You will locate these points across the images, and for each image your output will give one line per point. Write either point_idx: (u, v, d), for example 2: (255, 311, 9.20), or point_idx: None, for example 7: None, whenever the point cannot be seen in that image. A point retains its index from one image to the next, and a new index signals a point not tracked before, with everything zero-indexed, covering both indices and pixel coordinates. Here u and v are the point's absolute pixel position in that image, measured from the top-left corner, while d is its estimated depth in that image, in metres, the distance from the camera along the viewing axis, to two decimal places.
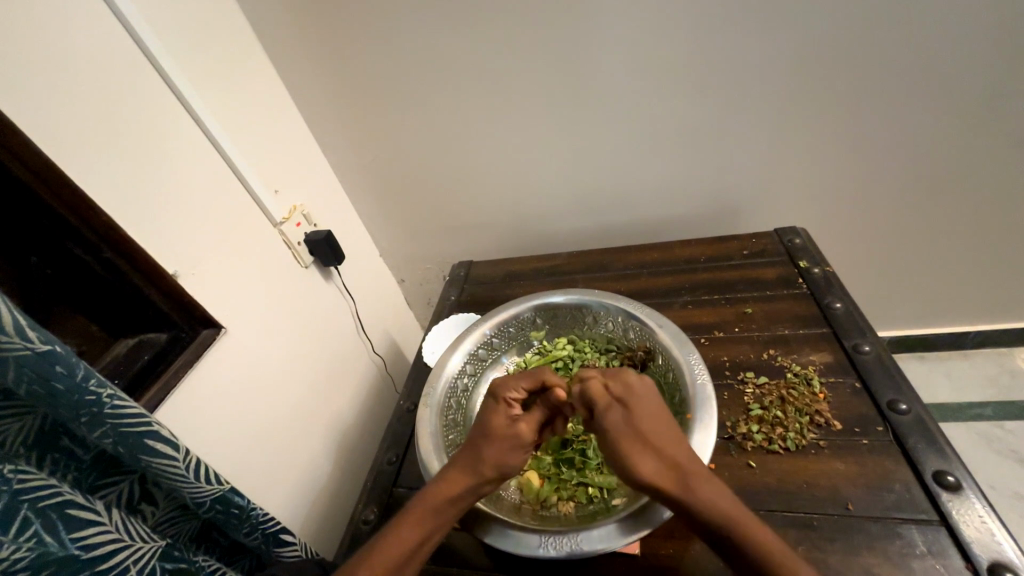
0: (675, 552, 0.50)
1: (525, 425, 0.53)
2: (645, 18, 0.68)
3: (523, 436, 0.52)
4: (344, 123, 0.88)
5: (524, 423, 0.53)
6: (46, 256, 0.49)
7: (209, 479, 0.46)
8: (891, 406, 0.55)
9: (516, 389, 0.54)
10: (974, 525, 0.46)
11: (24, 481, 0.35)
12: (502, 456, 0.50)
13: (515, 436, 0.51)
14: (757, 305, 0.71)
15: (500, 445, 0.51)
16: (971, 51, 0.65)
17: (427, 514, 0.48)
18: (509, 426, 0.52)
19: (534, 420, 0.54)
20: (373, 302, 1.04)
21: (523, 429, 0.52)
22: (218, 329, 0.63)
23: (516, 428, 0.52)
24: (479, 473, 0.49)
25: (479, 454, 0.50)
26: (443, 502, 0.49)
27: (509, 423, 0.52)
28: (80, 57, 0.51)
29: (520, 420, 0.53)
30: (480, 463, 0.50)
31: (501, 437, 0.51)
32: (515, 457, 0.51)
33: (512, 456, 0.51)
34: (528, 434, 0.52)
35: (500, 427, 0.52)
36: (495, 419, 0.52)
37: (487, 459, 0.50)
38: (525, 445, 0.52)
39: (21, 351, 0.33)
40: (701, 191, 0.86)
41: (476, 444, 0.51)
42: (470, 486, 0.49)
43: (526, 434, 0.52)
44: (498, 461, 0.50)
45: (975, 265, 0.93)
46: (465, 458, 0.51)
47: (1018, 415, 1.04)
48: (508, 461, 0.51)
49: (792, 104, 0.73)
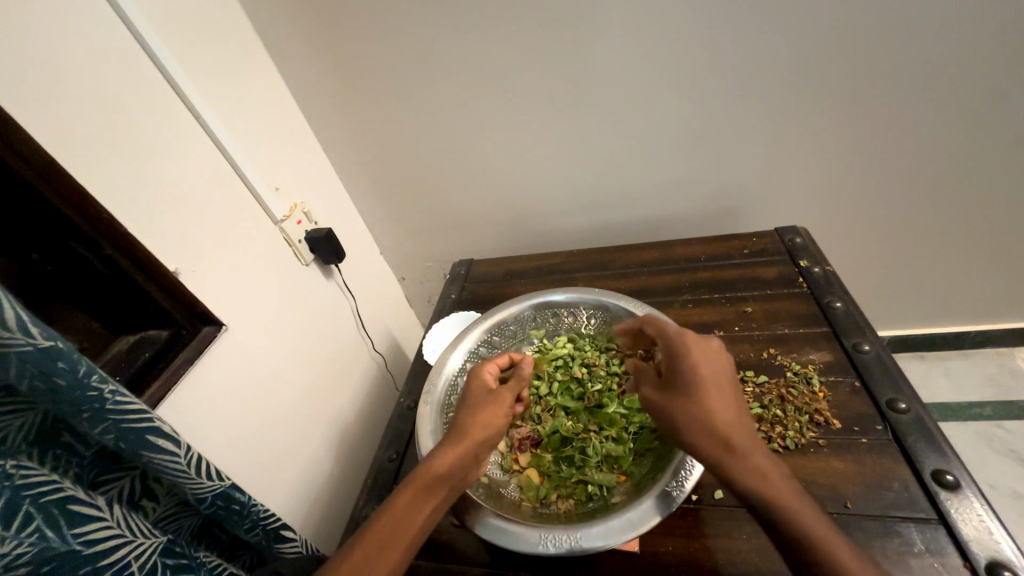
0: (675, 549, 0.51)
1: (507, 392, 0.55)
2: (646, 17, 0.68)
3: (505, 401, 0.54)
4: (345, 121, 0.88)
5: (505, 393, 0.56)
6: (46, 253, 0.50)
7: (210, 475, 0.46)
8: (890, 405, 0.55)
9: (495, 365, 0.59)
10: (972, 523, 0.46)
11: (26, 477, 0.35)
12: (489, 419, 0.52)
13: (495, 403, 0.54)
14: (757, 304, 0.71)
15: (481, 413, 0.52)
16: (973, 50, 0.65)
17: (417, 488, 0.48)
18: (491, 395, 0.55)
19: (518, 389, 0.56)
20: (374, 300, 1.04)
21: (503, 394, 0.55)
22: (219, 325, 0.63)
23: (496, 397, 0.54)
24: (465, 439, 0.50)
25: (466, 423, 0.52)
26: (433, 474, 0.48)
27: (490, 394, 0.55)
28: (83, 55, 0.51)
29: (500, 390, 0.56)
30: (468, 431, 0.51)
31: (484, 406, 0.53)
32: (500, 423, 0.53)
33: (495, 423, 0.52)
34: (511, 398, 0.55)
35: (480, 399, 0.54)
36: (477, 392, 0.55)
37: (471, 428, 0.51)
38: (507, 411, 0.54)
39: (23, 347, 0.33)
40: (701, 190, 0.86)
41: (462, 417, 0.53)
42: (461, 455, 0.49)
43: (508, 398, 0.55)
44: (485, 425, 0.51)
45: (975, 265, 0.93)
46: (452, 430, 0.52)
47: (1017, 414, 1.04)
48: (496, 425, 0.52)
49: (793, 104, 0.73)
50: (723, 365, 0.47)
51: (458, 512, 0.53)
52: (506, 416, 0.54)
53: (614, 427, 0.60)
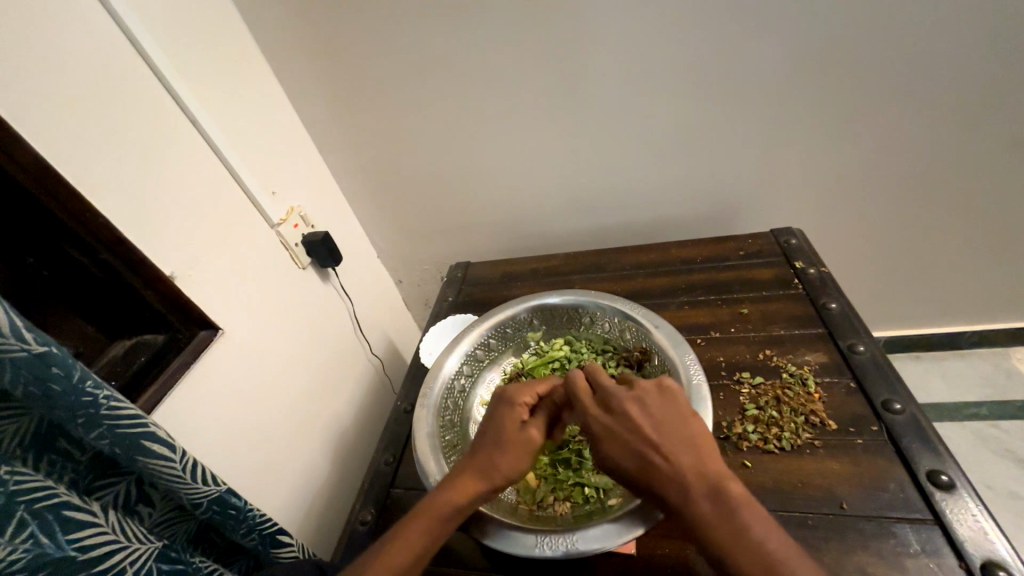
0: (671, 551, 0.51)
1: (539, 429, 0.52)
2: (640, 21, 0.68)
3: (534, 441, 0.51)
4: (341, 124, 0.88)
5: (534, 427, 0.52)
6: (43, 257, 0.50)
7: (206, 479, 0.46)
8: (885, 406, 0.56)
9: (529, 394, 0.54)
10: (967, 523, 0.46)
11: (20, 483, 0.35)
12: (516, 464, 0.49)
13: (524, 444, 0.50)
14: (753, 306, 0.71)
15: (509, 453, 0.50)
16: (966, 51, 0.65)
17: (432, 517, 0.47)
18: (524, 434, 0.51)
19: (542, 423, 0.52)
20: (371, 303, 1.04)
21: (534, 435, 0.51)
22: (216, 330, 0.63)
23: (527, 434, 0.51)
24: (489, 479, 0.49)
25: (490, 460, 0.50)
26: (451, 505, 0.48)
27: (523, 431, 0.51)
28: (77, 58, 0.51)
29: (529, 425, 0.52)
30: (492, 470, 0.49)
31: (514, 446, 0.50)
32: (527, 466, 0.50)
33: (522, 464, 0.50)
34: (537, 438, 0.51)
35: (510, 434, 0.51)
36: (507, 424, 0.51)
37: (496, 468, 0.49)
38: (535, 453, 0.51)
39: (18, 353, 0.33)
40: (697, 193, 0.87)
41: (486, 450, 0.50)
42: (480, 491, 0.49)
43: (536, 438, 0.51)
44: (510, 468, 0.49)
45: (969, 266, 0.93)
46: (474, 463, 0.50)
47: (1014, 414, 1.04)
48: (521, 470, 0.50)
49: (787, 106, 0.74)
50: (660, 404, 0.47)
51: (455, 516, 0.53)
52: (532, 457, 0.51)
53: None
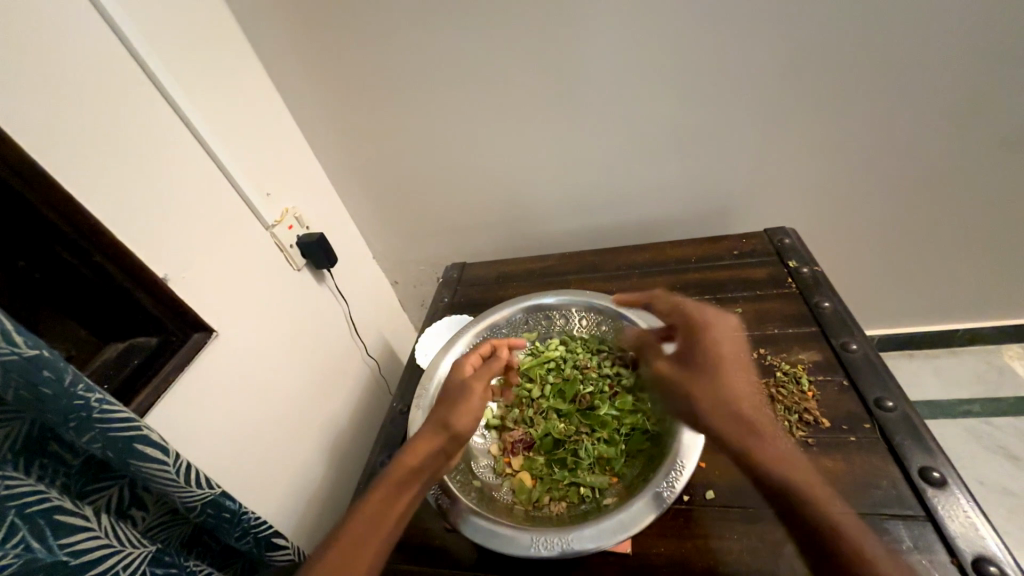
0: (667, 550, 0.51)
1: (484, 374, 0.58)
2: (633, 22, 0.69)
3: (478, 390, 0.55)
4: (335, 125, 0.88)
5: (475, 380, 0.57)
6: (33, 260, 0.49)
7: (200, 483, 0.46)
8: (878, 403, 0.56)
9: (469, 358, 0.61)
10: (958, 519, 0.46)
11: (12, 487, 0.35)
12: (463, 414, 0.53)
13: (468, 394, 0.55)
14: (747, 305, 0.71)
15: (455, 405, 0.54)
16: (954, 52, 0.66)
17: (393, 482, 0.49)
18: (463, 388, 0.55)
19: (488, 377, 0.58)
20: (366, 304, 1.04)
21: (477, 381, 0.57)
22: (210, 332, 0.62)
23: (467, 386, 0.56)
24: (442, 435, 0.52)
25: (441, 416, 0.53)
26: (408, 467, 0.50)
27: (462, 385, 0.56)
28: (67, 56, 0.50)
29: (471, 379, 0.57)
30: (441, 426, 0.52)
31: (457, 399, 0.54)
32: (474, 415, 0.54)
33: (465, 412, 0.53)
34: (481, 388, 0.56)
35: (455, 392, 0.55)
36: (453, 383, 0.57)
37: (442, 421, 0.52)
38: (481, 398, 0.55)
39: (9, 356, 0.33)
40: (691, 192, 0.87)
41: (439, 412, 0.54)
42: (435, 446, 0.51)
43: (481, 388, 0.56)
44: (456, 417, 0.53)
45: (959, 265, 0.94)
46: (429, 424, 0.53)
47: (1005, 411, 1.05)
48: (468, 419, 0.53)
49: (780, 106, 0.74)
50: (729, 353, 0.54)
51: (448, 516, 0.53)
52: (478, 406, 0.55)
53: (605, 428, 0.61)
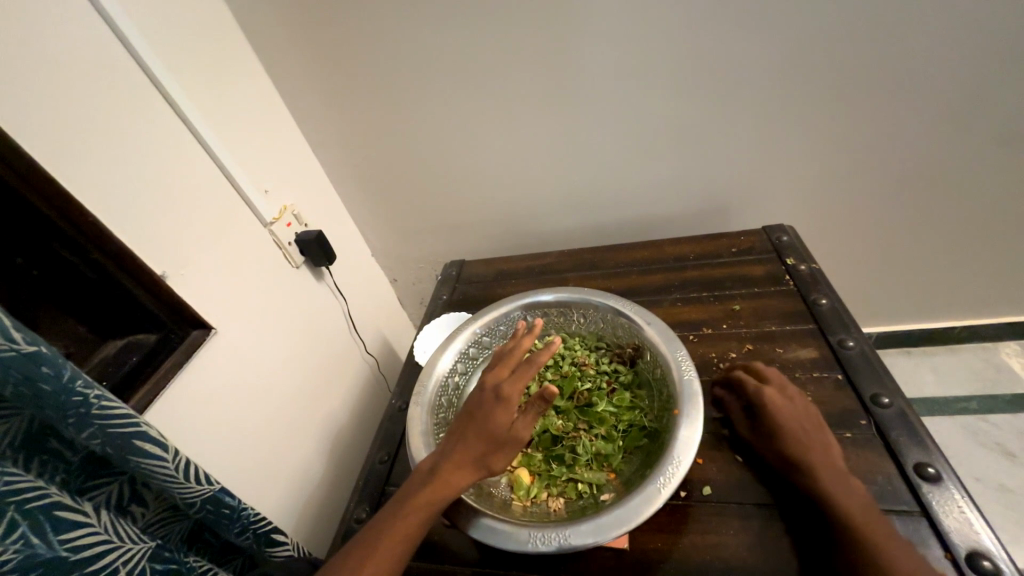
0: (663, 546, 0.51)
1: (533, 420, 0.50)
2: (630, 22, 0.69)
3: (521, 439, 0.50)
4: (334, 122, 0.88)
5: (518, 424, 0.50)
6: (31, 256, 0.49)
7: (199, 479, 0.46)
8: (874, 400, 0.56)
9: (516, 389, 0.50)
10: (952, 514, 0.47)
11: (11, 483, 0.35)
12: (501, 462, 0.50)
13: (509, 442, 0.50)
14: (745, 302, 0.72)
15: (491, 448, 0.50)
16: (951, 50, 0.66)
17: (421, 514, 0.49)
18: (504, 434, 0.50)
19: (530, 418, 0.50)
20: (365, 303, 1.04)
21: (524, 430, 0.50)
22: (208, 329, 0.63)
23: (512, 435, 0.50)
24: (476, 474, 0.50)
25: (477, 457, 0.50)
26: (434, 503, 0.49)
27: (502, 429, 0.50)
28: (65, 55, 0.50)
29: (514, 420, 0.50)
30: (476, 467, 0.50)
31: (496, 444, 0.50)
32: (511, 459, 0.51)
33: (501, 457, 0.50)
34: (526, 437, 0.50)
35: (493, 433, 0.50)
36: (492, 424, 0.50)
37: (475, 459, 0.50)
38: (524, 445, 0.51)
39: (6, 352, 0.33)
40: (690, 190, 0.87)
41: (476, 450, 0.50)
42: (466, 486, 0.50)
43: (525, 435, 0.50)
44: (492, 463, 0.50)
45: (956, 263, 0.94)
46: (461, 459, 0.50)
47: (1004, 408, 1.05)
48: (503, 463, 0.50)
49: (777, 105, 0.74)
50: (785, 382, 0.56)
51: (449, 514, 0.53)
52: (516, 448, 0.51)
53: (603, 425, 0.61)
